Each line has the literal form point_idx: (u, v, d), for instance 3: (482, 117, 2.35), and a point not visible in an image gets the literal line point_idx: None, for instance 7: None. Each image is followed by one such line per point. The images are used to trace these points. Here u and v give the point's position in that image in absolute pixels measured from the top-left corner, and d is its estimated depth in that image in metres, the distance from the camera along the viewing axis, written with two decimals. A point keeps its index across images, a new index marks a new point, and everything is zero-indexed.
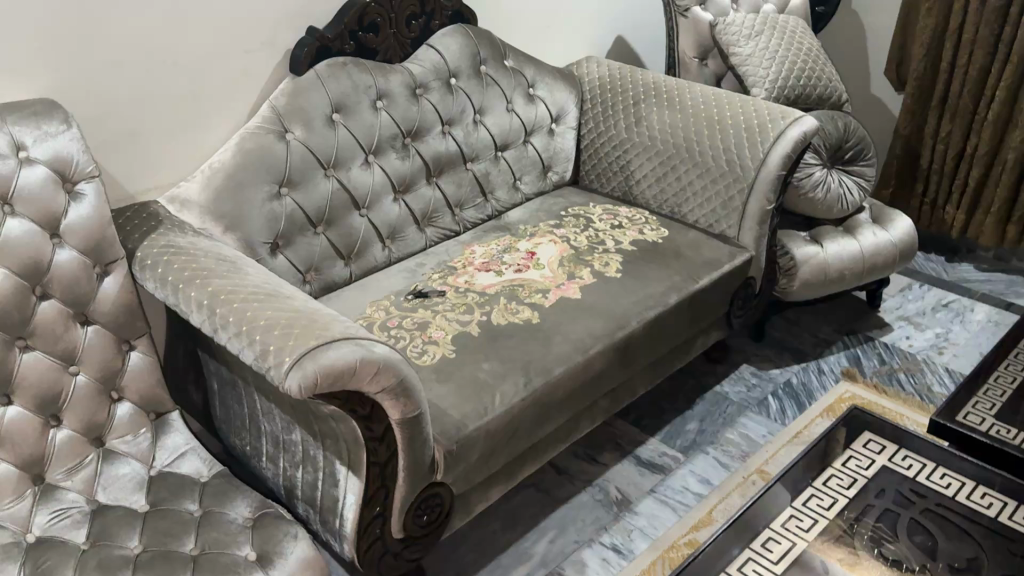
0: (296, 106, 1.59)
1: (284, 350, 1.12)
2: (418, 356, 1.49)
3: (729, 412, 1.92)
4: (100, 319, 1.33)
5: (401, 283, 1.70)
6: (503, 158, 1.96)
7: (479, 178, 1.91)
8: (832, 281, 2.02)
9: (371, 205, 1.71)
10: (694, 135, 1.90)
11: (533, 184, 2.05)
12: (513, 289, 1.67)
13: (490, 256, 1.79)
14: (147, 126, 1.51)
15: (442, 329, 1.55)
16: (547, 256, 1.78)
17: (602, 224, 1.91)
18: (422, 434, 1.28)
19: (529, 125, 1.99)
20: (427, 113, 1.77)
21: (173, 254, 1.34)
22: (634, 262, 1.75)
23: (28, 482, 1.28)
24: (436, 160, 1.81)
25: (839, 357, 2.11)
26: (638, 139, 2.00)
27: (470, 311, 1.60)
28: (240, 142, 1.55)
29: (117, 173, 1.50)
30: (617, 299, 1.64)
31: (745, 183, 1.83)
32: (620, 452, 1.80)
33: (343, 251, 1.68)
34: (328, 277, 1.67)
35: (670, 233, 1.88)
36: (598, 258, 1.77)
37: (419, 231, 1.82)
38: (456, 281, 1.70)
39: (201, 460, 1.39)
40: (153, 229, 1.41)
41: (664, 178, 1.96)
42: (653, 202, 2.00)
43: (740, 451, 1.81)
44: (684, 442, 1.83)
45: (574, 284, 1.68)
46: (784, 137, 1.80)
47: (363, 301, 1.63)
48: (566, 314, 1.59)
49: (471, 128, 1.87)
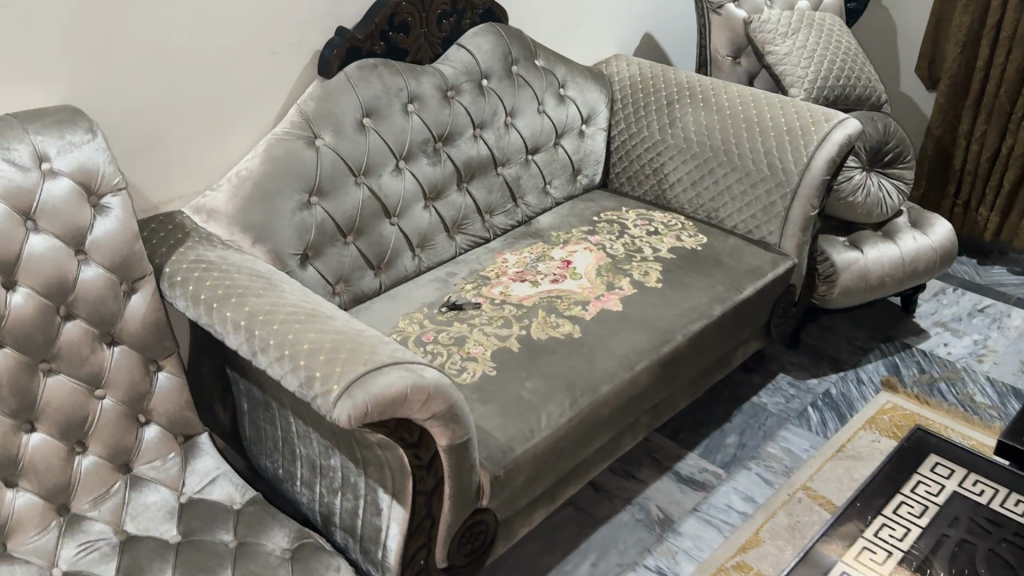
0: (325, 110, 1.52)
1: (330, 377, 1.05)
2: (457, 374, 1.42)
3: (768, 425, 1.86)
4: (126, 338, 1.26)
5: (433, 294, 1.63)
6: (534, 162, 1.88)
7: (509, 183, 1.83)
8: (872, 287, 1.96)
9: (401, 213, 1.64)
10: (732, 138, 1.83)
11: (562, 189, 1.97)
12: (551, 301, 1.60)
13: (523, 265, 1.72)
14: (171, 133, 1.44)
15: (480, 344, 1.48)
16: (584, 264, 1.71)
17: (638, 229, 1.84)
18: (469, 460, 1.21)
19: (560, 126, 1.91)
20: (458, 116, 1.70)
21: (205, 270, 1.27)
22: (675, 272, 1.68)
23: (52, 513, 1.21)
24: (466, 165, 1.73)
25: (877, 365, 2.05)
26: (672, 142, 1.93)
27: (508, 325, 1.53)
28: (267, 149, 1.48)
29: (141, 183, 1.42)
30: (660, 311, 1.57)
31: (788, 189, 1.76)
32: (659, 468, 1.74)
33: (372, 261, 1.61)
34: (357, 288, 1.60)
35: (709, 239, 1.81)
36: (636, 267, 1.70)
37: (449, 239, 1.75)
38: (490, 292, 1.63)
39: (234, 486, 1.32)
40: (182, 243, 1.35)
41: (700, 182, 1.89)
42: (689, 207, 1.93)
43: (783, 466, 1.75)
44: (724, 457, 1.77)
45: (615, 295, 1.61)
46: (828, 140, 1.73)
47: (395, 314, 1.56)
48: (609, 327, 1.52)
49: (502, 131, 1.79)
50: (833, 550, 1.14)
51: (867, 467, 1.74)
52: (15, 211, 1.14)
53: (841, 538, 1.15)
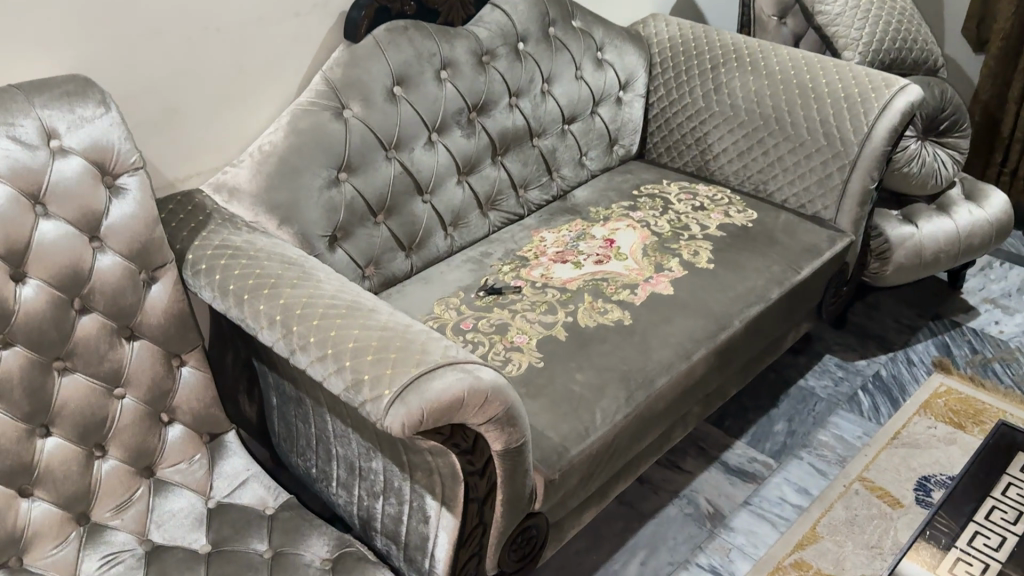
0: (353, 79, 1.40)
1: (381, 381, 0.95)
2: (503, 366, 1.31)
3: (818, 410, 1.77)
4: (147, 333, 1.16)
5: (468, 277, 1.52)
6: (571, 132, 1.76)
7: (546, 154, 1.71)
8: (926, 264, 1.86)
9: (434, 189, 1.52)
10: (784, 106, 1.71)
11: (598, 160, 1.85)
12: (596, 284, 1.48)
13: (563, 244, 1.60)
14: (189, 104, 1.32)
15: (524, 332, 1.38)
16: (628, 243, 1.59)
17: (681, 204, 1.73)
18: (524, 464, 1.12)
19: (598, 93, 1.79)
20: (494, 83, 1.58)
21: (231, 257, 1.17)
22: (726, 251, 1.57)
23: (71, 523, 1.11)
24: (502, 137, 1.61)
25: (926, 345, 1.96)
26: (718, 110, 1.81)
27: (552, 310, 1.42)
28: (292, 121, 1.36)
29: (157, 159, 1.31)
30: (714, 295, 1.47)
31: (846, 160, 1.65)
32: (705, 458, 1.65)
33: (404, 241, 1.50)
34: (387, 270, 1.49)
35: (759, 215, 1.70)
36: (685, 246, 1.59)
37: (482, 216, 1.63)
38: (530, 274, 1.52)
39: (266, 489, 1.23)
40: (204, 226, 1.24)
41: (747, 153, 1.78)
42: (734, 180, 1.82)
43: (836, 455, 1.66)
44: (773, 446, 1.68)
45: (664, 278, 1.50)
46: (890, 108, 1.61)
47: (429, 299, 1.46)
48: (662, 313, 1.42)
49: (539, 99, 1.67)
50: (924, 557, 1.07)
51: (924, 456, 1.65)
52: (23, 195, 1.02)
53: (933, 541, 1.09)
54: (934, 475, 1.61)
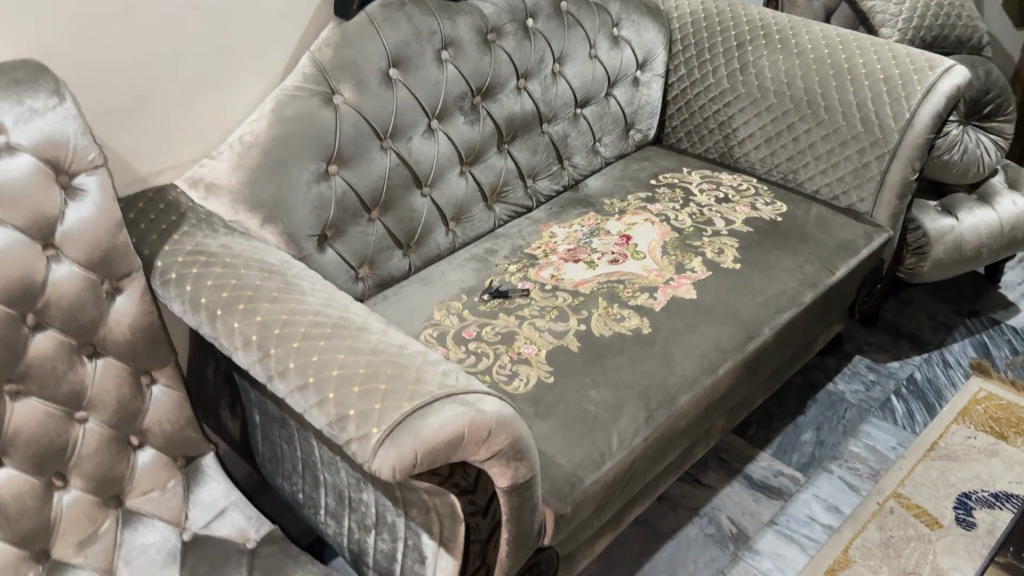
0: (345, 60, 1.26)
1: (369, 417, 0.83)
2: (509, 382, 1.19)
3: (848, 418, 1.64)
4: (112, 350, 1.04)
5: (471, 278, 1.39)
6: (584, 116, 1.62)
7: (556, 142, 1.57)
8: (965, 259, 1.72)
9: (434, 181, 1.39)
10: (817, 88, 1.57)
11: (612, 146, 1.71)
12: (611, 287, 1.35)
13: (574, 241, 1.47)
14: (163, 90, 1.18)
15: (532, 342, 1.25)
16: (646, 240, 1.46)
17: (703, 196, 1.59)
18: (532, 498, 1.00)
19: (613, 74, 1.64)
20: (501, 64, 1.43)
21: (204, 264, 1.04)
22: (754, 249, 1.44)
23: (29, 561, 0.99)
24: (509, 123, 1.47)
25: (964, 345, 1.82)
26: (743, 91, 1.66)
27: (563, 317, 1.29)
28: (277, 109, 1.23)
29: (126, 151, 1.18)
30: (741, 299, 1.34)
31: (885, 149, 1.51)
32: (727, 472, 1.53)
33: (401, 239, 1.38)
34: (383, 271, 1.37)
35: (789, 208, 1.56)
36: (708, 243, 1.45)
37: (487, 209, 1.50)
38: (539, 276, 1.39)
39: (247, 519, 1.11)
40: (176, 228, 1.11)
41: (776, 139, 1.64)
42: (761, 168, 1.68)
43: (869, 469, 1.54)
44: (801, 458, 1.56)
45: (686, 280, 1.37)
46: (934, 92, 1.46)
47: (428, 304, 1.34)
48: (684, 321, 1.29)
49: (550, 80, 1.52)
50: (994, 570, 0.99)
51: (964, 470, 1.53)
52: None
53: (1010, 554, 1.02)
54: (976, 491, 1.49)
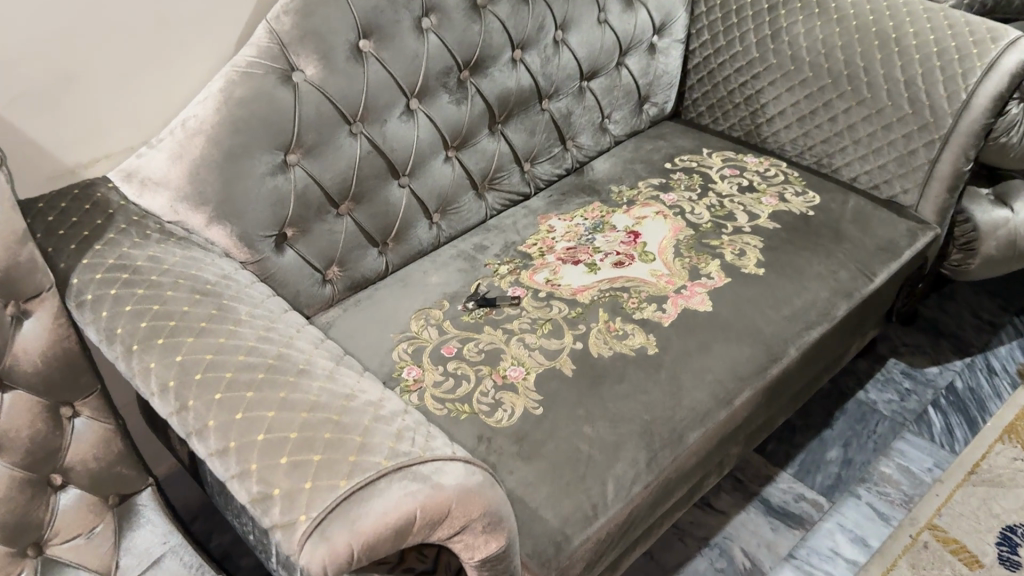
0: (308, 30, 1.06)
1: (296, 501, 0.67)
2: (490, 413, 1.03)
3: (878, 433, 1.48)
4: (20, 381, 0.87)
5: (455, 281, 1.23)
6: (591, 90, 1.43)
7: (558, 120, 1.38)
8: (1019, 255, 1.51)
9: (414, 170, 1.21)
10: (859, 61, 1.36)
11: (624, 123, 1.52)
12: (615, 295, 1.18)
13: (575, 237, 1.29)
14: (91, 69, 1.01)
15: (520, 363, 1.09)
16: (657, 238, 1.28)
17: (724, 183, 1.40)
18: (509, 569, 0.83)
19: (626, 41, 1.44)
20: (493, 33, 1.23)
21: (125, 284, 0.88)
22: (780, 251, 1.26)
23: None
24: (502, 101, 1.28)
25: (1011, 348, 1.64)
26: (774, 62, 1.45)
27: (558, 332, 1.13)
28: (226, 89, 1.04)
29: (48, 141, 1.01)
30: (763, 313, 1.16)
31: (936, 134, 1.30)
32: (742, 494, 1.38)
33: (376, 236, 1.21)
34: (356, 272, 1.21)
35: (823, 200, 1.37)
36: (728, 243, 1.27)
37: (478, 198, 1.33)
38: (532, 280, 1.22)
39: (185, 567, 0.96)
40: (99, 235, 0.95)
41: (809, 117, 1.44)
42: (792, 150, 1.49)
43: (901, 494, 1.38)
44: (825, 480, 1.40)
45: (701, 288, 1.19)
46: (996, 69, 1.25)
47: (405, 312, 1.18)
48: (697, 340, 1.12)
49: (551, 51, 1.32)
50: None
51: (1010, 498, 1.36)
52: None
53: None
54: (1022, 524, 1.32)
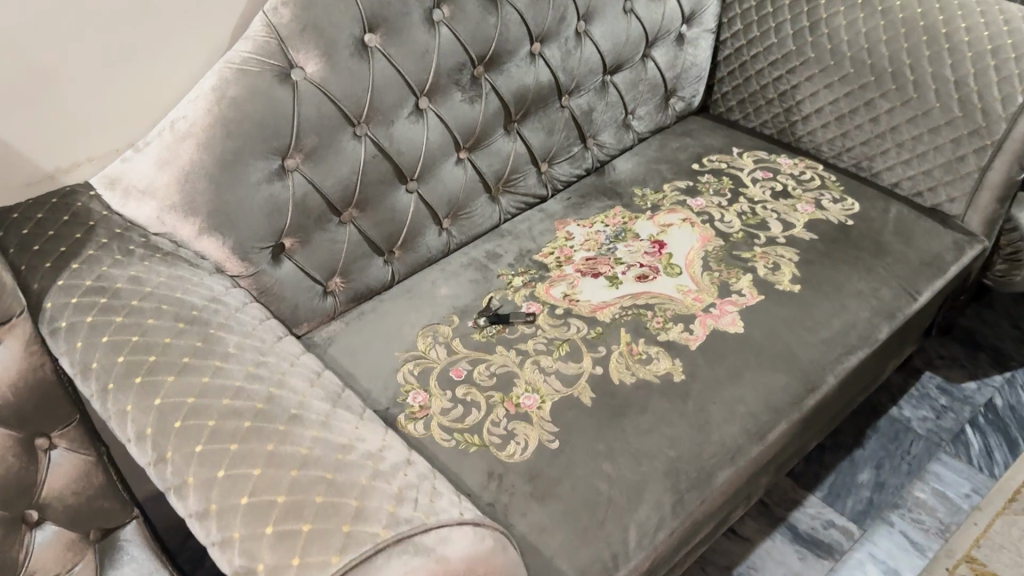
0: (308, 24, 0.97)
1: None
2: (502, 446, 0.95)
3: (912, 454, 1.40)
4: None
5: (466, 294, 1.14)
6: (614, 85, 1.33)
7: (579, 117, 1.29)
8: None
9: (423, 174, 1.13)
10: (905, 57, 1.25)
11: (648, 119, 1.42)
12: (638, 313, 1.09)
13: (595, 246, 1.20)
14: (71, 67, 0.92)
15: (534, 389, 1.00)
16: (683, 248, 1.19)
17: (756, 188, 1.31)
18: None
19: (653, 32, 1.34)
20: (510, 25, 1.13)
21: (103, 310, 0.80)
22: (817, 266, 1.17)
23: None
24: (519, 99, 1.19)
25: None
26: (812, 56, 1.35)
27: (576, 355, 1.04)
28: (218, 88, 0.94)
29: (24, 145, 0.93)
30: (799, 336, 1.07)
31: (988, 140, 1.20)
32: (768, 521, 1.30)
33: (381, 245, 1.13)
34: (360, 283, 1.13)
35: (862, 207, 1.27)
36: (760, 255, 1.18)
37: (492, 202, 1.24)
38: (549, 294, 1.13)
39: None
40: (77, 252, 0.87)
41: (849, 117, 1.34)
42: (828, 151, 1.39)
43: (936, 522, 1.30)
44: (856, 505, 1.32)
45: (731, 307, 1.10)
46: None
47: (412, 328, 1.10)
48: (726, 366, 1.03)
49: (573, 43, 1.23)
50: None
51: None
52: None
53: None
54: None
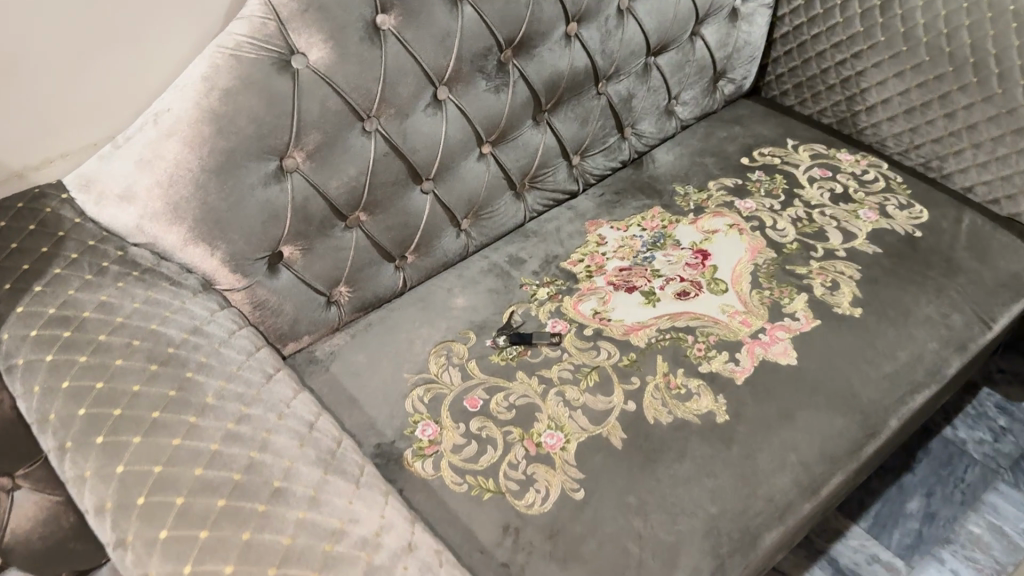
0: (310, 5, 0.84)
1: None
2: (520, 495, 0.84)
3: (966, 482, 1.28)
4: None
5: (485, 306, 1.03)
6: (657, 68, 1.19)
7: (616, 105, 1.16)
8: None
9: (440, 173, 1.00)
10: (990, 47, 1.09)
11: (692, 105, 1.28)
12: (677, 337, 0.97)
13: (631, 254, 1.08)
14: (39, 56, 0.80)
15: (558, 426, 0.89)
16: (730, 260, 1.06)
17: (812, 189, 1.17)
18: None
19: (704, 8, 1.19)
20: (543, 4, 0.99)
21: (65, 347, 0.69)
22: (879, 285, 1.04)
23: None
24: (550, 86, 1.05)
25: None
26: (882, 40, 1.19)
27: (606, 385, 0.93)
28: (209, 78, 0.81)
29: None
30: (859, 370, 0.95)
31: None
32: (807, 553, 1.20)
33: (392, 250, 1.01)
34: (368, 292, 1.02)
35: (931, 216, 1.14)
36: (817, 271, 1.05)
37: (517, 200, 1.12)
38: (577, 310, 1.01)
39: None
40: (42, 271, 0.76)
41: (920, 111, 1.19)
42: (893, 146, 1.24)
43: (992, 562, 1.19)
44: (904, 539, 1.22)
45: (783, 333, 0.98)
46: None
47: (423, 345, 0.99)
48: (775, 406, 0.91)
49: (614, 23, 1.08)
50: None
51: None
52: None
53: None
54: None
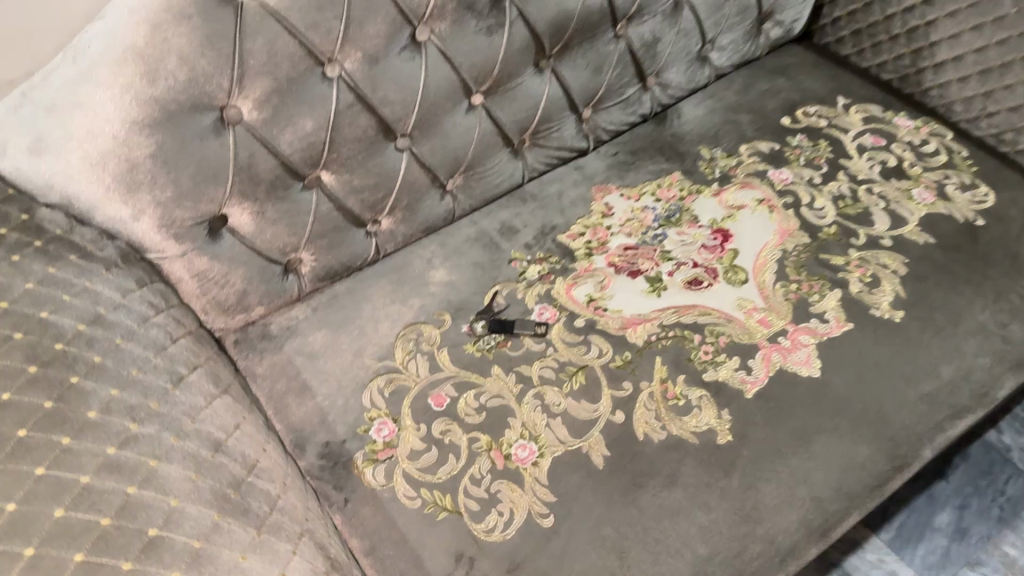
0: None
1: None
2: (479, 518, 0.73)
3: (1007, 495, 1.14)
4: None
5: (465, 283, 0.90)
6: (689, 8, 1.02)
7: (636, 51, 0.99)
8: None
9: (419, 127, 0.86)
10: None
11: (730, 51, 1.11)
12: (681, 336, 0.84)
13: (640, 229, 0.94)
14: None
15: (532, 436, 0.77)
16: (754, 244, 0.92)
17: (860, 161, 1.01)
18: None
19: None
20: None
21: None
22: (928, 284, 0.88)
23: None
24: (556, 29, 0.89)
25: None
26: None
27: (593, 390, 0.80)
28: (136, 11, 0.68)
29: None
30: (892, 389, 0.81)
31: None
32: (818, 564, 1.09)
33: (361, 214, 0.88)
34: (333, 259, 0.89)
35: (999, 200, 0.97)
36: (856, 264, 0.90)
37: (513, 158, 0.97)
38: (570, 295, 0.88)
39: None
40: None
41: (998, 73, 1.00)
42: (961, 112, 1.06)
43: None
44: (929, 556, 1.09)
45: (806, 337, 0.84)
46: None
47: (390, 326, 0.86)
48: (789, 427, 0.78)
49: None
50: None
51: None
52: None
53: None
54: None
